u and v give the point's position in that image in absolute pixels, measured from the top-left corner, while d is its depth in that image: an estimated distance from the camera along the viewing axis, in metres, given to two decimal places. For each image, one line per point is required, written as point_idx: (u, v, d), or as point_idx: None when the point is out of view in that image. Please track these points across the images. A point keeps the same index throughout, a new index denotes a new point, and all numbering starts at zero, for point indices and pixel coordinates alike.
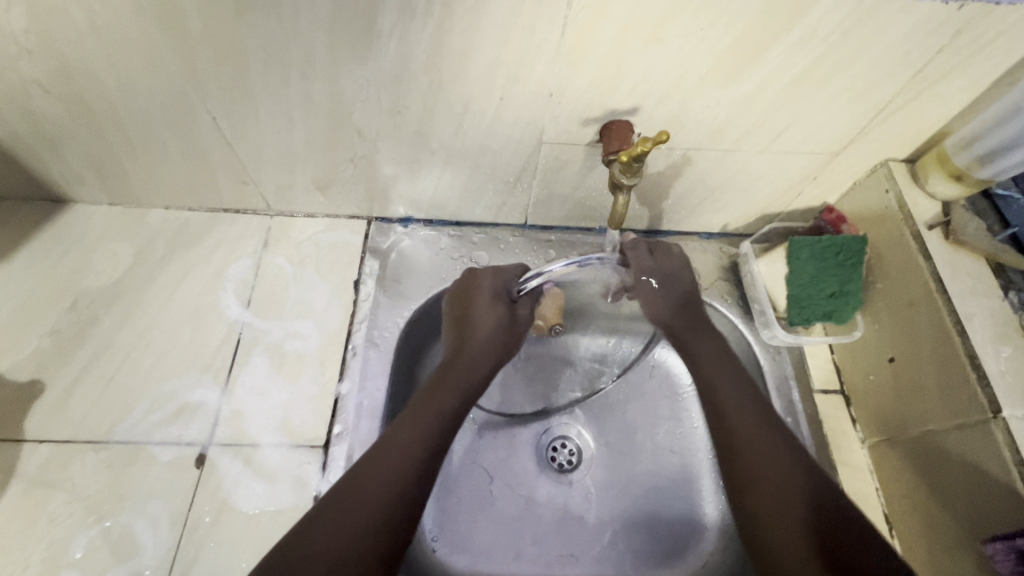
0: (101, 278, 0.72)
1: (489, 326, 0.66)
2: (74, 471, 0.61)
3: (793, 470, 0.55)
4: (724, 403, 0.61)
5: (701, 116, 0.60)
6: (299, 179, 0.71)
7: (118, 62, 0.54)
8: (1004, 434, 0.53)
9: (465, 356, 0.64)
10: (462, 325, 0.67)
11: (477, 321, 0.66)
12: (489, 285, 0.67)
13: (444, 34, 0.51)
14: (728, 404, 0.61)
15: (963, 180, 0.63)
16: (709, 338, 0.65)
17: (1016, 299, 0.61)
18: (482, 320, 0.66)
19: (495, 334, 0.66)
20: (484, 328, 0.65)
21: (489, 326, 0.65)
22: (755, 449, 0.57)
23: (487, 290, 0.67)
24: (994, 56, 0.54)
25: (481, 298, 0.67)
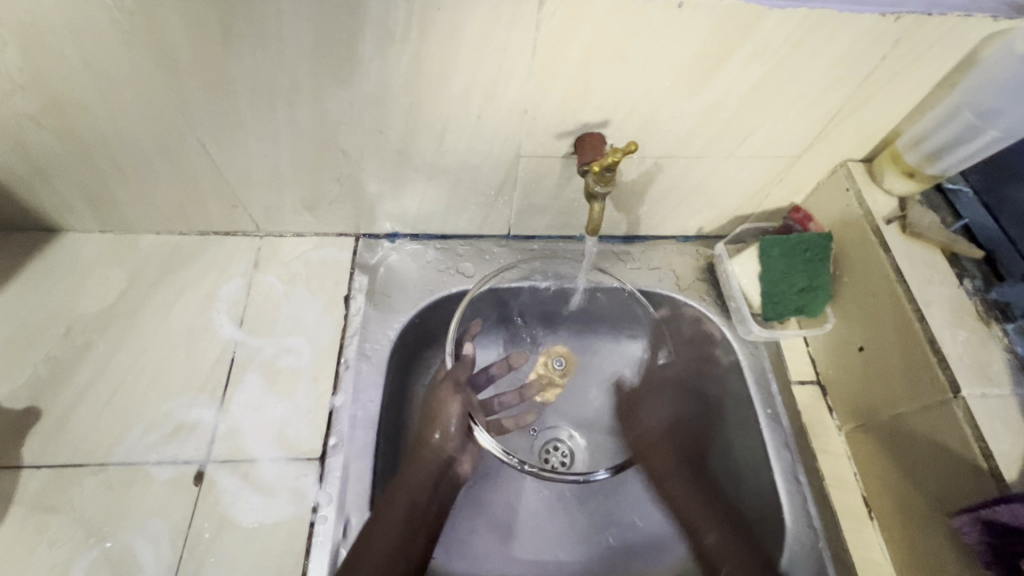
0: (94, 304, 0.74)
1: (450, 428, 0.68)
2: (73, 494, 0.62)
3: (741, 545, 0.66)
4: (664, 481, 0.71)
5: (668, 126, 0.64)
6: (287, 201, 0.74)
7: (112, 97, 0.57)
8: (964, 411, 0.56)
9: (423, 456, 0.67)
10: (426, 423, 0.69)
11: (436, 425, 0.68)
12: (449, 381, 0.70)
13: (422, 57, 0.54)
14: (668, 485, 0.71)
15: (916, 177, 0.67)
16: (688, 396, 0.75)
17: (971, 285, 0.64)
18: (441, 419, 0.68)
19: (449, 445, 0.68)
20: (441, 433, 0.68)
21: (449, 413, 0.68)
22: (684, 507, 0.70)
23: (451, 388, 0.69)
24: (934, 61, 0.58)
25: (447, 396, 0.69)
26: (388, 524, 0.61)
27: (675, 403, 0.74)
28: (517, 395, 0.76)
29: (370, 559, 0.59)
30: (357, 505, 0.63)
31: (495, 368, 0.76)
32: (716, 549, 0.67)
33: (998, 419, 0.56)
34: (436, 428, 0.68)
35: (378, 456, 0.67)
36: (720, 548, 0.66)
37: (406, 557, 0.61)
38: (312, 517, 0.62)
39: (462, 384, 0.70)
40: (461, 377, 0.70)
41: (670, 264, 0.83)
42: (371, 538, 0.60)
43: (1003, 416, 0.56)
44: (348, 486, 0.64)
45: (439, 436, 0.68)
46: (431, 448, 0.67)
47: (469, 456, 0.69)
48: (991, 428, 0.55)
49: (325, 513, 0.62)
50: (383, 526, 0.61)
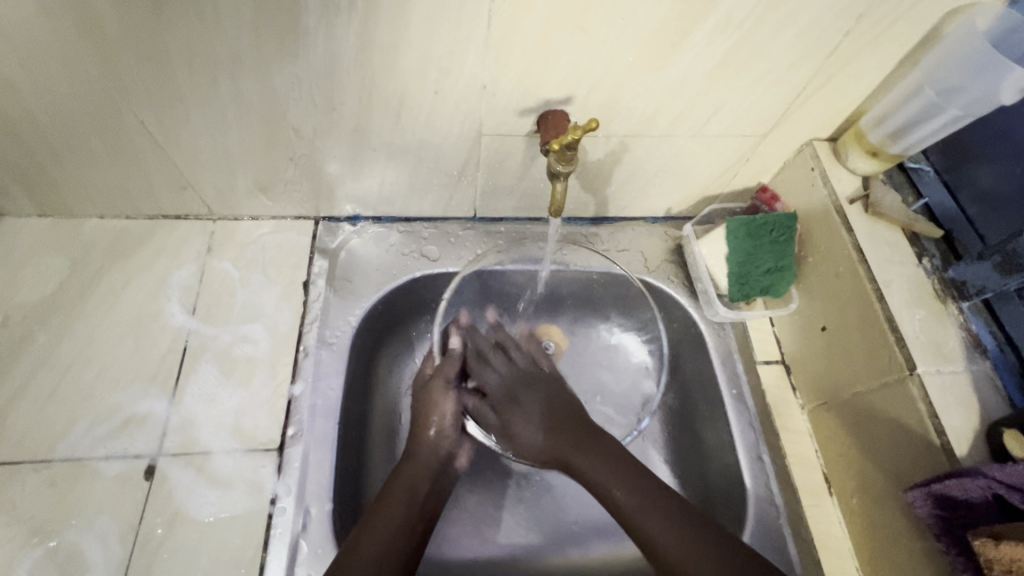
0: (34, 293, 0.70)
1: (444, 423, 0.67)
2: (14, 492, 0.59)
3: (684, 527, 0.56)
4: (615, 498, 0.59)
5: (633, 104, 0.62)
6: (238, 182, 0.70)
7: (34, 69, 0.53)
8: (920, 388, 0.57)
9: (421, 453, 0.66)
10: (417, 420, 0.68)
11: (430, 422, 0.67)
12: (439, 377, 0.69)
13: (371, 28, 0.51)
14: (617, 499, 0.59)
15: (879, 156, 0.67)
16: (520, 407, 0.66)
17: (930, 264, 0.65)
18: (435, 418, 0.67)
19: (446, 440, 0.67)
20: (437, 427, 0.67)
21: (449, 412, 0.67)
22: (642, 524, 0.57)
23: (443, 386, 0.69)
24: (896, 38, 0.57)
25: (440, 394, 0.68)
26: (392, 503, 0.60)
27: (548, 402, 0.67)
28: None
29: (369, 546, 0.56)
30: (317, 496, 0.61)
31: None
32: (629, 504, 0.59)
33: (952, 396, 0.57)
34: (432, 421, 0.67)
35: (341, 446, 0.65)
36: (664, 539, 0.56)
37: (404, 539, 0.58)
38: (270, 509, 0.60)
39: (452, 382, 0.69)
40: (450, 374, 0.69)
41: (638, 247, 0.83)
42: (375, 521, 0.58)
43: (956, 393, 0.57)
44: (308, 476, 0.62)
45: (436, 431, 0.67)
46: (429, 443, 0.66)
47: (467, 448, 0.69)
48: (944, 404, 0.56)
49: (284, 505, 0.60)
50: (388, 509, 0.60)
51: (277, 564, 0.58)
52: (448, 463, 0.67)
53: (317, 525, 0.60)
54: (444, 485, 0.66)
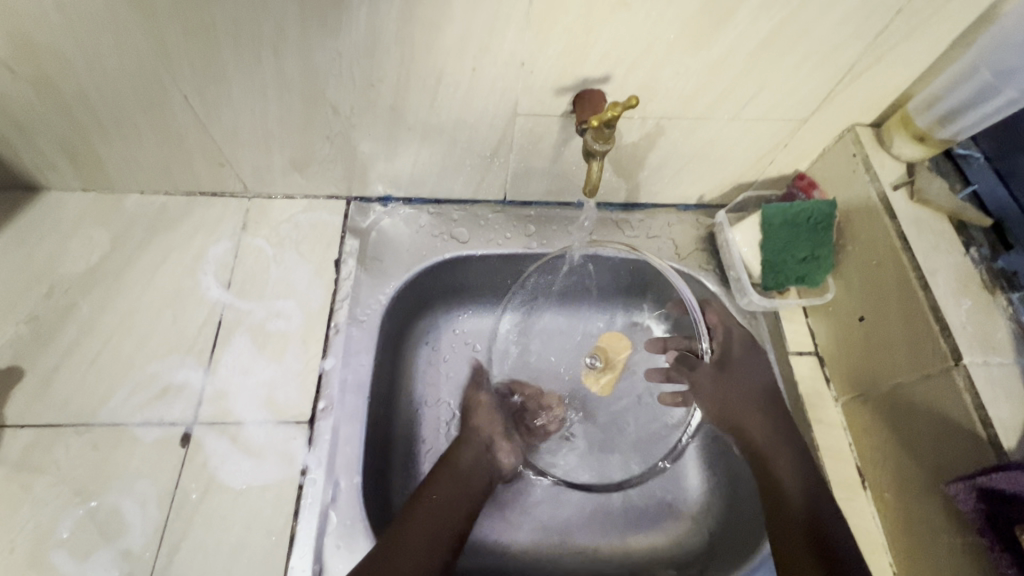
0: (78, 264, 0.72)
1: (489, 418, 0.72)
2: (58, 454, 0.61)
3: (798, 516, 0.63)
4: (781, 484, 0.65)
5: (672, 85, 0.61)
6: (275, 160, 0.71)
7: (85, 42, 0.54)
8: (966, 379, 0.55)
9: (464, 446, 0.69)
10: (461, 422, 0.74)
11: (478, 421, 0.72)
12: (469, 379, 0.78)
13: (412, 2, 0.51)
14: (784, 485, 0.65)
15: (926, 141, 0.65)
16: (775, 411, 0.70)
17: (978, 254, 0.63)
18: (479, 416, 0.73)
19: (487, 433, 0.71)
20: (489, 428, 0.72)
21: (485, 408, 0.74)
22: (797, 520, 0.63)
23: (478, 386, 0.76)
24: (952, 15, 0.55)
25: (477, 393, 0.76)
26: (447, 489, 0.65)
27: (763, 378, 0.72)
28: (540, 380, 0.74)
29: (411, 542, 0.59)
30: (346, 468, 0.62)
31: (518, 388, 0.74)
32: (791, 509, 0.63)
33: (1000, 389, 0.55)
34: (481, 423, 0.72)
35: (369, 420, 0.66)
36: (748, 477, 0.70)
37: (450, 532, 0.62)
38: (301, 480, 0.61)
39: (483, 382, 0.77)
40: (488, 380, 0.77)
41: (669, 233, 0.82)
42: (427, 512, 0.62)
43: (1005, 386, 0.55)
44: (338, 449, 0.63)
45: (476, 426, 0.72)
46: (478, 442, 0.70)
47: (512, 448, 0.72)
48: (992, 397, 0.54)
49: (314, 476, 0.61)
50: (433, 498, 0.63)
51: (307, 534, 0.59)
52: (489, 456, 0.70)
53: (345, 496, 0.61)
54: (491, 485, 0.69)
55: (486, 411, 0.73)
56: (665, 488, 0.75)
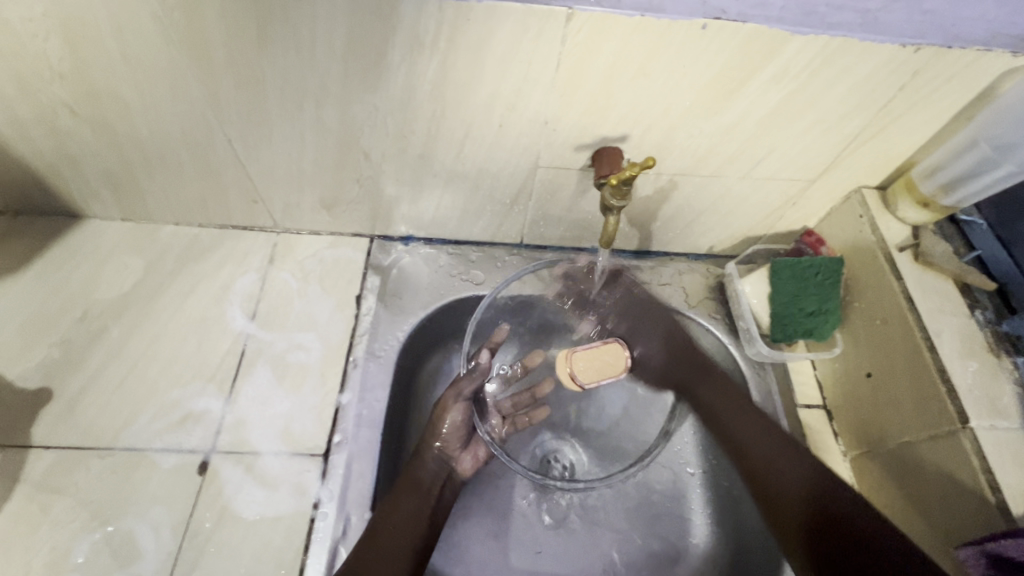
0: (112, 290, 0.75)
1: (451, 432, 0.69)
2: (78, 476, 0.62)
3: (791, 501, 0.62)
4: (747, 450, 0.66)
5: (686, 145, 0.65)
6: (306, 199, 0.75)
7: (143, 89, 0.59)
8: (973, 442, 0.56)
9: (427, 463, 0.68)
10: (429, 430, 0.69)
11: (438, 435, 0.68)
12: (452, 390, 0.69)
13: (447, 65, 0.55)
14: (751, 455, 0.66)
15: (930, 207, 0.68)
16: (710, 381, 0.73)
17: (983, 317, 0.65)
18: (444, 431, 0.68)
19: (450, 446, 0.69)
20: (444, 441, 0.69)
21: (453, 423, 0.68)
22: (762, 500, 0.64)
23: (454, 396, 0.69)
24: (952, 93, 0.58)
25: (450, 404, 0.69)
26: (408, 499, 0.63)
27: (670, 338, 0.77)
28: (529, 395, 0.77)
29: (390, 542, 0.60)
30: (358, 504, 0.63)
31: (516, 396, 0.76)
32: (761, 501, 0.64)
33: (1008, 454, 0.55)
34: (439, 435, 0.68)
35: (382, 455, 0.67)
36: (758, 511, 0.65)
37: (416, 533, 0.62)
38: (313, 513, 0.62)
39: (464, 396, 0.69)
40: (466, 389, 0.69)
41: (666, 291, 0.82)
42: (391, 525, 0.60)
43: (1013, 451, 0.56)
44: (350, 483, 0.64)
45: (441, 443, 0.69)
46: (435, 458, 0.68)
47: (470, 454, 0.71)
48: (999, 461, 0.55)
49: (326, 510, 0.62)
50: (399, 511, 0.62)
51: (316, 568, 0.59)
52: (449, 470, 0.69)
53: (355, 532, 0.61)
54: (449, 494, 0.68)
55: (449, 429, 0.69)
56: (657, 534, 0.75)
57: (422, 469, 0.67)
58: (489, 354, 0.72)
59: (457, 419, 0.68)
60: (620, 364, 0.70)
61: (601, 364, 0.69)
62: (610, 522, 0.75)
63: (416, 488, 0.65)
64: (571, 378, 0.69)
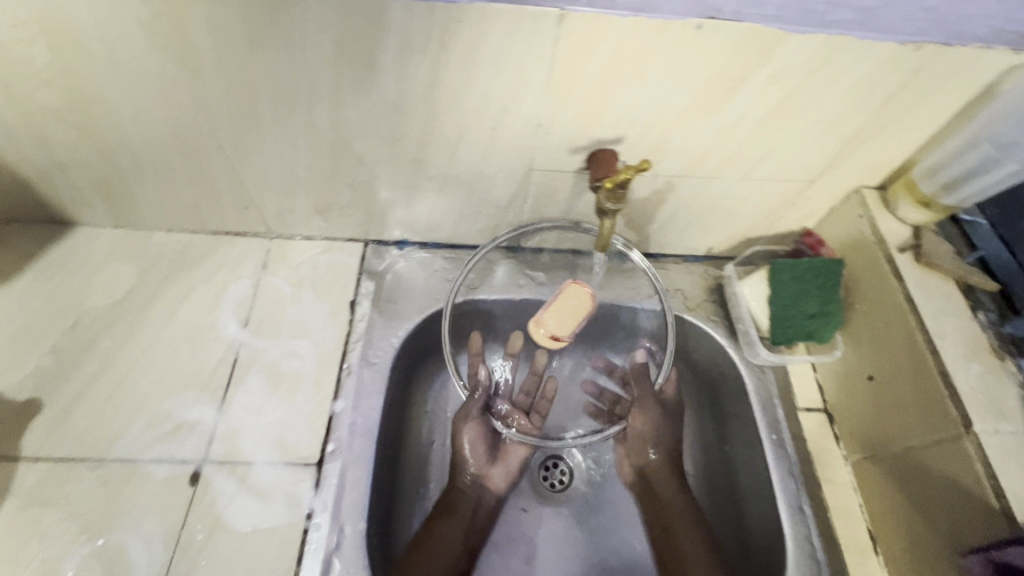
0: (103, 298, 0.74)
1: (475, 456, 0.69)
2: (69, 489, 0.62)
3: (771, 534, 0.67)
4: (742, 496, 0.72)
5: (682, 146, 0.64)
6: (299, 204, 0.74)
7: (131, 95, 0.58)
8: (978, 447, 0.55)
9: (462, 500, 0.68)
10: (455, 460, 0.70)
11: (465, 459, 0.69)
12: (461, 413, 0.69)
13: (438, 69, 0.54)
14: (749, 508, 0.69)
15: (931, 207, 0.67)
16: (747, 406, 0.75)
17: (985, 318, 0.64)
18: (466, 452, 0.69)
19: (477, 467, 0.70)
20: (472, 463, 0.69)
21: (469, 440, 0.69)
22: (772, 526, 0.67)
23: (463, 418, 0.69)
24: (952, 91, 0.57)
25: (461, 425, 0.69)
26: (446, 524, 0.65)
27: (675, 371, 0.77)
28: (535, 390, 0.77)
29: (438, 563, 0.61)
30: (353, 514, 0.62)
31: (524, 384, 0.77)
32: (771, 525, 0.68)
33: (1012, 458, 0.54)
34: (466, 460, 0.69)
35: (377, 464, 0.66)
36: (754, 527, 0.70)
37: (455, 557, 0.63)
38: (307, 523, 0.61)
39: (474, 416, 0.69)
40: (473, 410, 0.69)
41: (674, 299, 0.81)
42: (430, 549, 0.62)
43: (1017, 456, 0.55)
44: (345, 493, 0.63)
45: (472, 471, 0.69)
46: (469, 483, 0.69)
47: (500, 466, 0.71)
48: (1003, 466, 0.54)
49: (320, 520, 0.61)
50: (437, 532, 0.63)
51: None
52: (483, 489, 0.69)
53: (350, 544, 0.60)
54: (485, 513, 0.68)
55: (471, 450, 0.69)
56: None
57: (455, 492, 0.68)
58: (486, 369, 0.71)
59: (473, 436, 0.69)
60: (586, 300, 0.67)
61: (569, 312, 0.67)
62: (610, 529, 0.74)
63: (450, 513, 0.66)
64: (551, 337, 0.67)
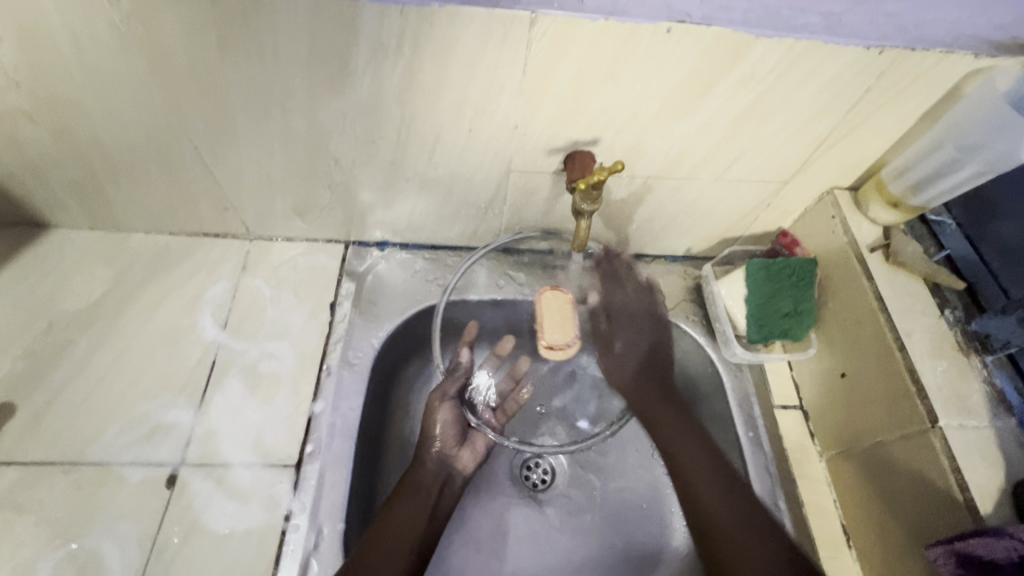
0: (79, 301, 0.73)
1: (446, 431, 0.69)
2: (42, 493, 0.61)
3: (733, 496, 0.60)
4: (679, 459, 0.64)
5: (658, 147, 0.65)
6: (278, 206, 0.74)
7: (104, 96, 0.58)
8: (942, 441, 0.57)
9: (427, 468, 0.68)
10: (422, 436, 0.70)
11: (433, 438, 0.69)
12: (438, 392, 0.71)
13: (413, 70, 0.55)
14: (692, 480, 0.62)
15: (900, 207, 0.68)
16: (672, 402, 0.67)
17: (953, 316, 0.65)
18: (437, 431, 0.69)
19: (445, 446, 0.69)
20: (440, 442, 0.69)
21: (438, 422, 0.69)
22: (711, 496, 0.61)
23: (439, 397, 0.70)
24: (918, 94, 0.59)
25: (436, 404, 0.70)
26: (408, 501, 0.64)
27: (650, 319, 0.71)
28: (511, 382, 0.79)
29: (390, 545, 0.59)
30: (331, 515, 0.62)
31: (500, 385, 0.79)
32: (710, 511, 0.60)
33: (975, 452, 0.56)
34: (434, 437, 0.69)
35: (356, 465, 0.66)
36: (715, 513, 0.59)
37: (416, 537, 0.61)
38: (284, 525, 0.61)
39: (451, 395, 0.71)
40: (450, 389, 0.71)
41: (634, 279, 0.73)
42: (388, 527, 0.61)
43: (981, 450, 0.56)
44: (323, 494, 0.63)
45: (439, 446, 0.69)
46: (435, 459, 0.68)
47: (468, 450, 0.71)
48: (967, 460, 0.55)
49: (298, 521, 0.61)
50: (398, 510, 0.62)
51: None
52: (449, 472, 0.69)
53: (328, 544, 0.60)
54: (451, 494, 0.68)
55: (442, 429, 0.69)
56: (620, 532, 0.75)
57: (423, 475, 0.67)
58: (468, 351, 0.75)
59: (447, 416, 0.70)
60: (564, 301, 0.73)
61: (559, 317, 0.73)
62: (591, 525, 0.75)
63: (414, 488, 0.65)
64: (551, 347, 0.72)
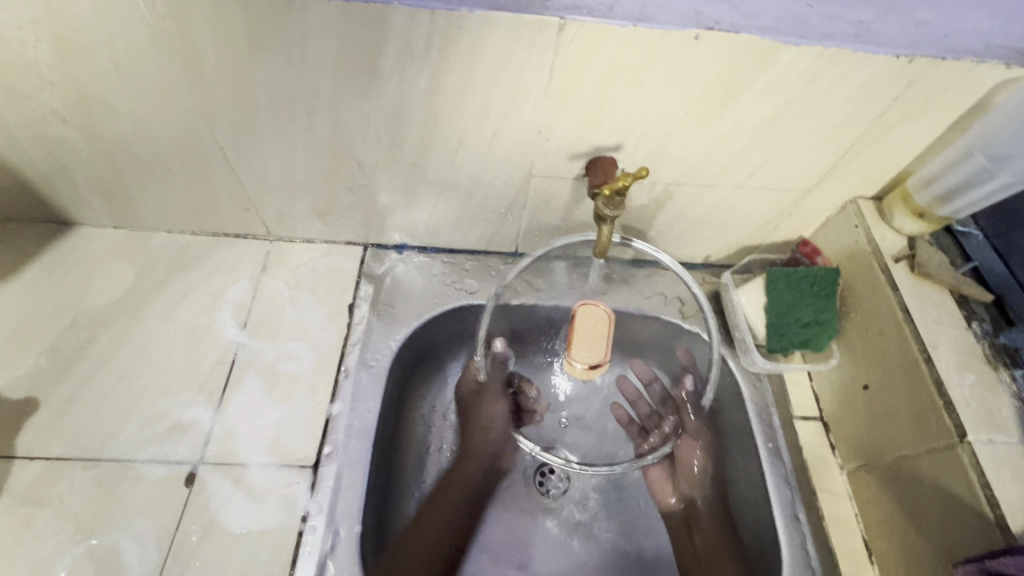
0: (101, 298, 0.74)
1: (498, 424, 0.76)
2: (62, 489, 0.61)
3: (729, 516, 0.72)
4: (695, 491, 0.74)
5: (680, 154, 0.64)
6: (299, 207, 0.74)
7: (134, 97, 0.58)
8: (971, 456, 0.55)
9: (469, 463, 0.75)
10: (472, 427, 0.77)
11: (483, 430, 0.76)
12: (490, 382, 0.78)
13: (440, 74, 0.55)
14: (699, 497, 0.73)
15: (926, 218, 0.67)
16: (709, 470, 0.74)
17: (980, 329, 0.64)
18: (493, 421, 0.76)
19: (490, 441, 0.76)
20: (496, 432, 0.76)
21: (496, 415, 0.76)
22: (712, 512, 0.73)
23: (495, 393, 0.77)
24: (947, 103, 0.58)
25: (493, 400, 0.77)
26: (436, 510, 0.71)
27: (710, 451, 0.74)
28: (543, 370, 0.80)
29: (417, 547, 0.67)
30: (348, 517, 0.62)
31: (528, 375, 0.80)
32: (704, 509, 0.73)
33: (1006, 467, 0.55)
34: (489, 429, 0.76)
35: (373, 468, 0.66)
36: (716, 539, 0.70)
37: (443, 536, 0.70)
38: (301, 526, 0.61)
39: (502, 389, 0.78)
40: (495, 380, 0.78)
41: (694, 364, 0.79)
42: (413, 537, 0.68)
43: (1012, 466, 0.55)
44: (340, 496, 0.63)
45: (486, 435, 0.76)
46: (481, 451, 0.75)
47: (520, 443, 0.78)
48: (997, 476, 0.54)
49: (315, 523, 0.61)
50: (426, 521, 0.70)
51: None
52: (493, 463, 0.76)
53: (345, 547, 0.60)
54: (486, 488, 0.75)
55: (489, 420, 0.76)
56: (630, 538, 0.75)
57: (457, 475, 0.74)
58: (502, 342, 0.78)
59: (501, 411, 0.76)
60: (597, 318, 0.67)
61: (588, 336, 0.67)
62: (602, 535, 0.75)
63: (454, 488, 0.73)
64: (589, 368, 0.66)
